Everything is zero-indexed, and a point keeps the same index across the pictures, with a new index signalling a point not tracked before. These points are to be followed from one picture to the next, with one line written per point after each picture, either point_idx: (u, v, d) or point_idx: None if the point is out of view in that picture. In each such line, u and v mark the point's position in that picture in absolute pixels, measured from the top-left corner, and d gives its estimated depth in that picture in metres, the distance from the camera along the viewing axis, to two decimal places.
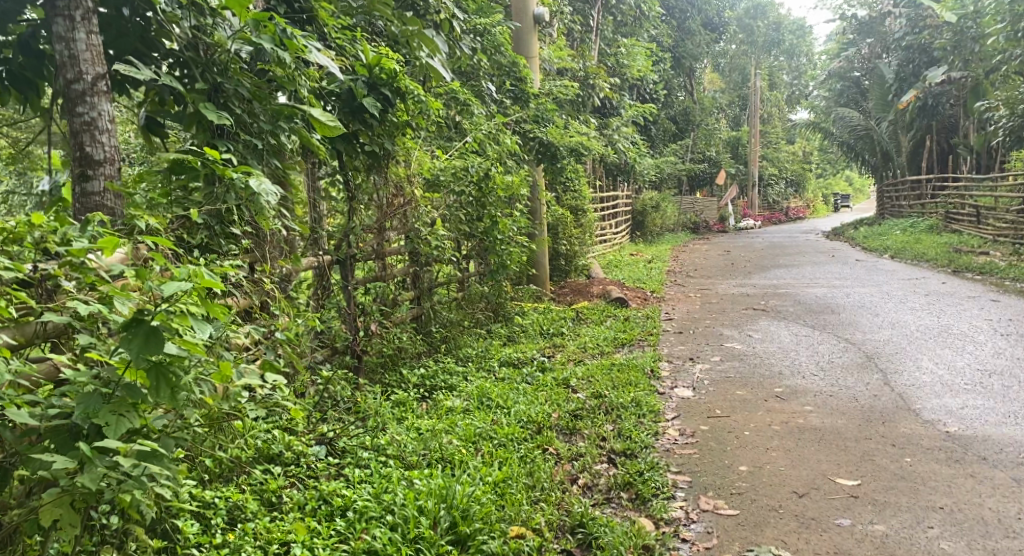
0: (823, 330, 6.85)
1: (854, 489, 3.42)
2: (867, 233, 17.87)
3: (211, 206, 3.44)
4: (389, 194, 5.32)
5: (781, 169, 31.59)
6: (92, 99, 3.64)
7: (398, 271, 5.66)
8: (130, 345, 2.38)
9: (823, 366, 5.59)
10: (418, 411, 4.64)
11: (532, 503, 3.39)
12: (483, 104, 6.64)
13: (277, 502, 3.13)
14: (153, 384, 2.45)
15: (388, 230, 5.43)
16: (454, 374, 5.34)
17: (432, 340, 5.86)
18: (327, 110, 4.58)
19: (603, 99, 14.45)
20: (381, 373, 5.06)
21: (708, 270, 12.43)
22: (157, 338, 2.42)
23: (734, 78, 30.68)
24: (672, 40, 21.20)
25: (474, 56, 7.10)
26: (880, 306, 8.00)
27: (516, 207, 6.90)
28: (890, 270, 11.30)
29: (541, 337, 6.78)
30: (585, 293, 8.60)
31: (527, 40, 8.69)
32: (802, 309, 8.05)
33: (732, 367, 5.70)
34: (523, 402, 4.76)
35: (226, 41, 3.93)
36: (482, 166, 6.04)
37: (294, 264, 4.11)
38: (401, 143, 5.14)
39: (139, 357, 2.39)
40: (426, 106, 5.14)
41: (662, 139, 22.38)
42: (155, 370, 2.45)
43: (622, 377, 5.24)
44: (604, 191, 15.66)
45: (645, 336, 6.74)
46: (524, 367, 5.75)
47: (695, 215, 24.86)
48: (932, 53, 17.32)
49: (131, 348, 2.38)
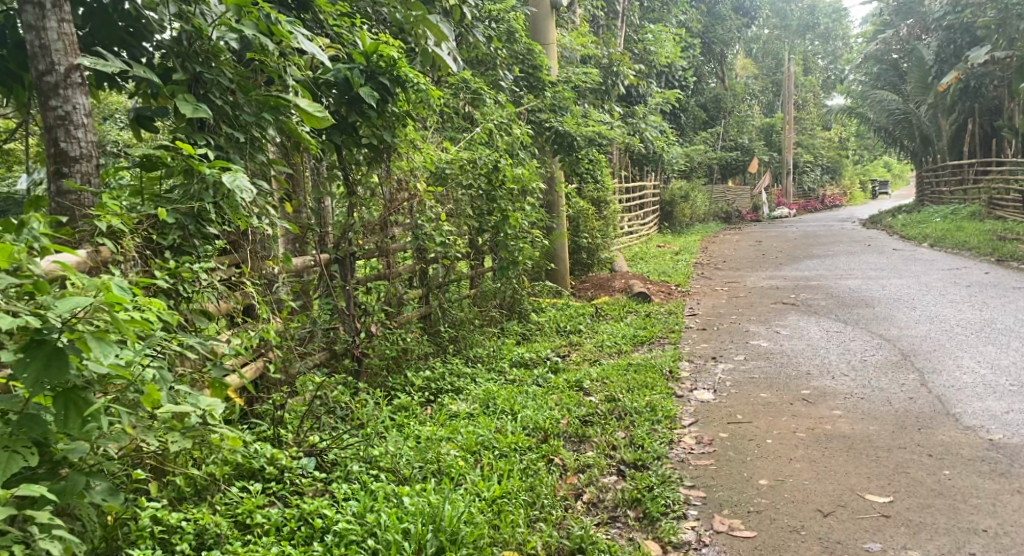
0: (855, 326, 6.49)
1: (886, 508, 3.10)
2: (905, 221, 17.32)
3: (185, 205, 3.11)
4: (392, 187, 5.08)
5: (816, 156, 30.87)
6: (67, 91, 3.31)
7: (404, 268, 5.43)
8: (26, 370, 2.22)
9: (854, 365, 5.26)
10: (419, 417, 4.41)
11: (530, 523, 3.15)
12: (495, 93, 6.38)
13: (253, 523, 2.90)
14: (61, 412, 2.31)
15: (392, 226, 5.20)
16: (462, 376, 5.10)
17: (440, 340, 5.63)
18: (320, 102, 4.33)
19: (629, 86, 14.13)
20: (384, 376, 4.83)
21: (738, 262, 12.07)
22: (58, 361, 2.26)
23: (767, 63, 30.06)
24: (702, 25, 20.73)
25: (487, 44, 6.85)
26: (918, 298, 7.62)
27: (530, 200, 6.64)
28: (929, 260, 10.86)
29: (557, 336, 6.53)
30: (607, 288, 8.37)
31: (544, 27, 8.40)
32: (834, 302, 7.69)
33: (756, 367, 5.38)
34: (531, 406, 4.52)
35: (207, 27, 3.64)
36: (490, 158, 5.80)
37: (284, 263, 3.89)
38: (404, 135, 4.89)
39: (36, 385, 2.24)
40: (428, 95, 4.88)
41: (692, 127, 21.94)
42: (63, 396, 2.31)
43: (638, 380, 4.97)
44: (631, 181, 15.33)
45: (666, 333, 6.46)
46: (536, 368, 5.50)
47: (727, 205, 24.39)
48: (975, 32, 16.70)
49: (27, 373, 2.22)
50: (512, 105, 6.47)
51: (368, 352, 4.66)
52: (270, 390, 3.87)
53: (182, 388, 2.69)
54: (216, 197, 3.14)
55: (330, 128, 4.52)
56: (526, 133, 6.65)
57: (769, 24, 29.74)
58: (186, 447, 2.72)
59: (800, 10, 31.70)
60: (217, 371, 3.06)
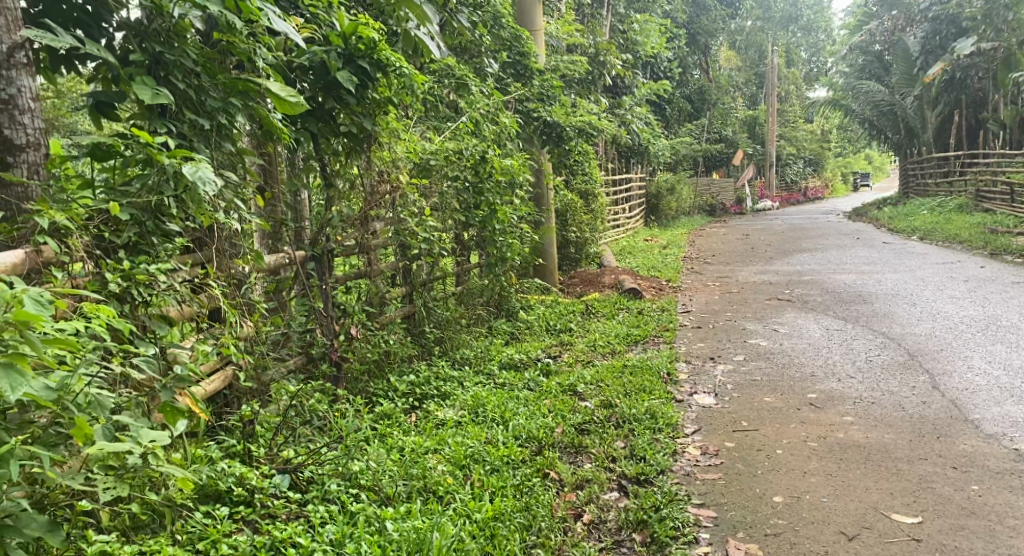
0: (856, 323, 6.25)
1: (915, 530, 2.89)
2: (892, 213, 17.18)
3: (144, 198, 2.79)
4: (373, 180, 4.77)
5: (800, 149, 30.76)
6: (10, 72, 2.91)
7: (387, 266, 5.12)
8: None
9: (860, 366, 5.01)
10: (404, 426, 4.12)
11: (525, 549, 2.89)
12: (480, 81, 6.07)
13: (218, 553, 2.59)
14: None
15: (373, 220, 4.90)
16: (448, 380, 4.81)
17: (424, 342, 5.34)
18: (295, 86, 4.03)
19: (615, 77, 13.84)
20: (366, 381, 4.53)
21: (727, 255, 11.84)
22: None
23: (750, 56, 29.94)
24: (687, 15, 20.49)
25: (472, 30, 6.54)
26: (916, 294, 7.41)
27: (519, 193, 6.35)
28: (921, 253, 10.68)
29: (547, 335, 6.25)
30: (596, 284, 8.11)
31: (531, 13, 8.10)
32: (831, 298, 7.46)
33: (757, 368, 5.12)
34: (523, 414, 4.24)
35: (168, 3, 3.26)
36: (477, 148, 5.51)
37: (255, 262, 3.58)
38: (385, 123, 4.59)
39: None
40: (410, 80, 4.57)
41: (677, 119, 21.70)
42: None
43: (636, 384, 4.70)
44: (617, 174, 15.07)
45: (660, 332, 6.20)
46: (526, 370, 5.22)
47: (712, 198, 24.22)
48: (961, 24, 16.60)
49: None
50: (498, 94, 6.18)
51: (347, 356, 4.36)
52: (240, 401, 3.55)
53: (123, 420, 2.40)
54: (177, 189, 2.83)
55: (307, 117, 4.22)
56: (513, 123, 6.37)
57: (753, 16, 29.56)
58: (121, 494, 2.45)
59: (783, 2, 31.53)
60: (167, 393, 2.70)
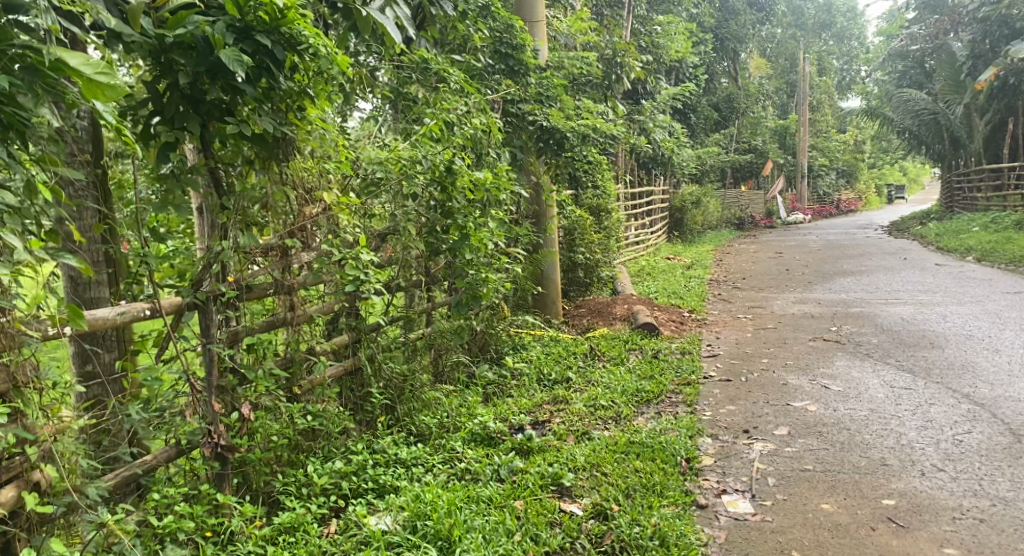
0: (928, 378, 4.94)
1: None
2: (940, 230, 15.68)
3: None
4: (292, 199, 3.59)
5: (834, 160, 29.17)
6: None
7: (318, 310, 3.91)
8: None
9: (948, 450, 3.72)
10: (312, 548, 2.96)
11: None
12: (452, 74, 4.83)
13: None
14: None
15: (295, 252, 3.69)
16: (393, 467, 3.63)
17: (370, 404, 4.13)
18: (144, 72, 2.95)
19: (635, 83, 12.51)
20: (273, 473, 3.34)
21: (760, 279, 10.50)
22: None
23: (780, 63, 28.39)
24: (715, 20, 19.09)
25: (450, 17, 5.31)
26: (995, 336, 6.06)
27: (502, 214, 5.11)
28: (986, 280, 9.24)
29: (538, 388, 5.02)
30: (605, 316, 6.86)
31: (531, 2, 6.84)
32: (890, 339, 6.14)
33: (807, 451, 3.82)
34: (478, 531, 3.04)
35: None
36: (441, 156, 4.28)
37: (72, 324, 2.43)
38: (301, 121, 3.41)
39: None
40: (333, 63, 3.38)
41: (704, 129, 20.23)
42: None
43: (642, 477, 3.45)
44: (637, 187, 13.77)
45: (679, 386, 4.96)
46: (499, 446, 4.00)
47: (741, 211, 22.76)
48: (1015, 25, 15.02)
49: None
50: (478, 91, 4.95)
51: (239, 443, 3.18)
52: (35, 533, 2.43)
53: None
54: None
55: (186, 112, 3.06)
56: (498, 127, 5.14)
57: (784, 22, 28.08)
58: None
59: (814, 8, 29.98)
60: None
